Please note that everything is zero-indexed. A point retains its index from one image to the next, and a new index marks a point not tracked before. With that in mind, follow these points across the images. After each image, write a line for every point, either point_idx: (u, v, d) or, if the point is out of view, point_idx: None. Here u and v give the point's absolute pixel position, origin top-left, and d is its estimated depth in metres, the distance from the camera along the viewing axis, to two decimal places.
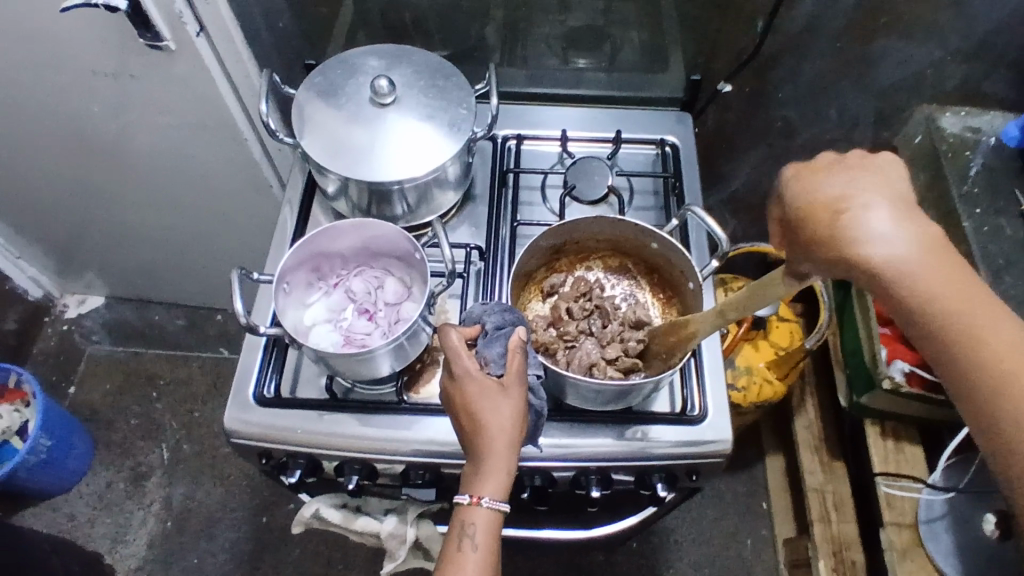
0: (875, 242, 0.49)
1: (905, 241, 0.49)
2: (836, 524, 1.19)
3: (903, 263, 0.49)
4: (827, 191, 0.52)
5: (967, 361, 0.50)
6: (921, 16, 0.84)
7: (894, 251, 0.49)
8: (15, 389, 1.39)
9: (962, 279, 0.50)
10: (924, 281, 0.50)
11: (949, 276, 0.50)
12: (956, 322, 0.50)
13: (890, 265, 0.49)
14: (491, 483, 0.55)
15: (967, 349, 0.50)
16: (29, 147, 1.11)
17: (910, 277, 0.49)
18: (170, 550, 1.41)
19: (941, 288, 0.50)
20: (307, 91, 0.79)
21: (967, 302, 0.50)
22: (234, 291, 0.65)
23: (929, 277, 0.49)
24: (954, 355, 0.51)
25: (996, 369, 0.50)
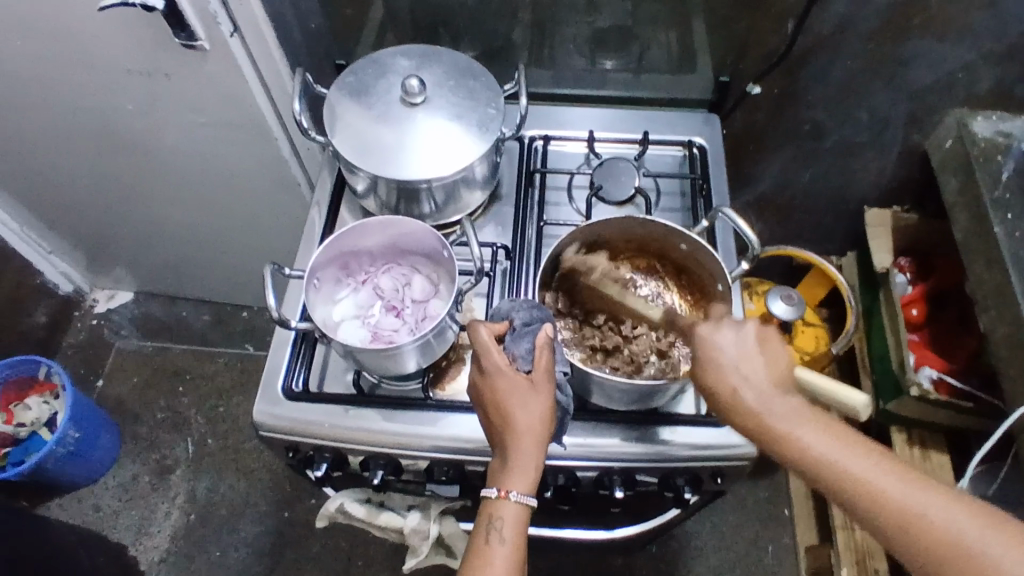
0: (769, 411, 0.57)
1: (786, 413, 0.57)
2: (860, 532, 1.18)
3: (792, 430, 0.56)
4: (724, 371, 0.59)
5: (887, 522, 0.52)
6: (954, 15, 0.84)
7: (787, 421, 0.57)
8: (45, 381, 1.43)
9: (853, 441, 0.55)
10: (816, 447, 0.55)
11: (834, 440, 0.55)
12: (860, 484, 0.53)
13: (782, 433, 0.57)
14: (519, 479, 0.56)
15: (884, 511, 0.52)
16: (66, 144, 1.14)
17: (802, 443, 0.56)
18: (193, 542, 1.43)
19: (834, 453, 0.55)
20: (339, 90, 0.80)
21: (863, 458, 0.54)
22: (266, 284, 0.66)
23: (823, 443, 0.55)
24: (872, 519, 0.53)
25: (915, 528, 0.51)
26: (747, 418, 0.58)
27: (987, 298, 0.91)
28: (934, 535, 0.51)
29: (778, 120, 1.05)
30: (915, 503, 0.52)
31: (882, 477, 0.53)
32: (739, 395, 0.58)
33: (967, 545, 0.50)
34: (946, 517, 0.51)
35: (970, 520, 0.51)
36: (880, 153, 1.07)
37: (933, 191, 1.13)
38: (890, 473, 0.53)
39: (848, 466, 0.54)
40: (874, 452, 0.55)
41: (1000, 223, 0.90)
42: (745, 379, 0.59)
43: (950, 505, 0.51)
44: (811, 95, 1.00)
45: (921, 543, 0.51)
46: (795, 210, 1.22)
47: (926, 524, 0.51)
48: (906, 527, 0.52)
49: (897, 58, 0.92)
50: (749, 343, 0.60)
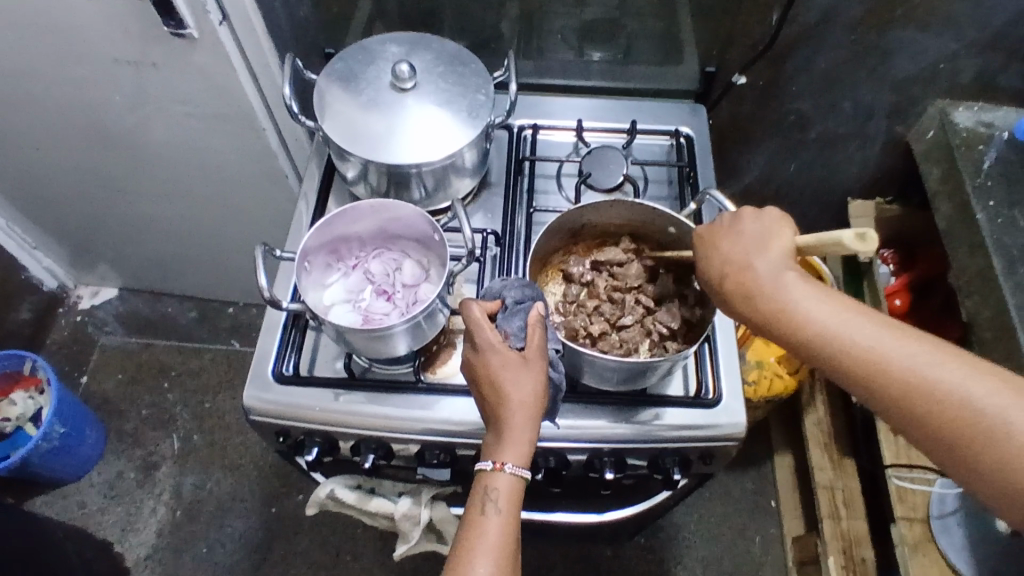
0: (769, 287, 0.58)
1: (798, 286, 0.58)
2: (846, 520, 1.19)
3: (799, 302, 0.57)
4: (730, 255, 0.62)
5: (895, 391, 0.54)
6: (935, 6, 0.86)
7: (793, 292, 0.58)
8: (30, 376, 1.41)
9: (866, 315, 0.56)
10: (821, 318, 0.56)
11: (845, 312, 0.57)
12: (864, 352, 0.55)
13: (786, 306, 0.58)
14: (513, 451, 0.56)
15: (892, 380, 0.54)
16: (51, 135, 1.13)
17: (809, 316, 0.57)
18: (181, 538, 1.41)
19: (847, 326, 0.56)
20: (328, 77, 0.80)
21: (875, 331, 0.55)
22: (257, 266, 0.66)
23: (833, 317, 0.56)
24: (881, 390, 0.54)
25: (921, 396, 0.53)
26: (751, 298, 0.59)
27: (969, 283, 0.93)
28: (941, 399, 0.52)
29: (763, 112, 1.07)
30: (928, 370, 0.53)
31: (896, 347, 0.54)
32: (748, 272, 0.60)
33: (975, 409, 0.51)
34: (959, 383, 0.52)
35: (984, 385, 0.52)
36: (863, 145, 1.09)
37: (915, 182, 1.15)
38: (903, 342, 0.55)
39: (862, 338, 0.55)
40: (888, 324, 0.56)
41: (982, 210, 0.92)
42: (750, 260, 0.60)
43: (963, 372, 0.52)
44: (796, 86, 1.01)
45: (931, 411, 0.52)
46: (780, 202, 1.24)
47: (936, 390, 0.52)
48: (920, 395, 0.53)
49: (880, 49, 0.93)
50: (755, 229, 0.62)
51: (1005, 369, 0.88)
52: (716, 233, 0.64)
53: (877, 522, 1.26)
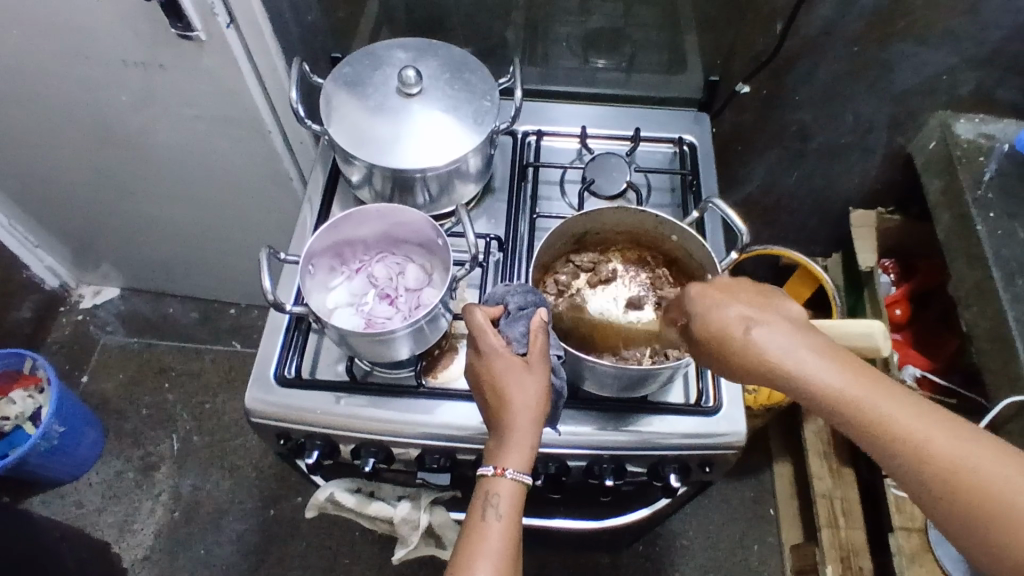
0: (773, 352, 0.52)
1: (802, 352, 0.51)
2: (845, 529, 1.19)
3: (806, 370, 0.51)
4: (725, 314, 0.55)
5: (915, 472, 0.48)
6: (937, 19, 0.86)
7: (797, 360, 0.51)
8: (30, 375, 1.41)
9: (879, 384, 0.50)
10: (832, 387, 0.50)
11: (859, 380, 0.50)
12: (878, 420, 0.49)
13: (790, 372, 0.51)
14: (515, 456, 0.57)
15: (912, 459, 0.48)
16: (56, 135, 1.13)
17: (819, 384, 0.50)
18: (178, 540, 1.41)
19: (862, 397, 0.49)
20: (335, 81, 0.81)
21: (892, 404, 0.49)
22: (262, 268, 0.66)
23: (847, 385, 0.50)
24: (898, 468, 0.49)
25: (944, 478, 0.47)
26: (753, 362, 0.53)
27: (969, 294, 0.94)
28: (964, 483, 0.47)
29: (766, 122, 1.07)
30: (951, 450, 0.47)
31: (914, 421, 0.48)
32: (747, 337, 0.53)
33: (1006, 496, 0.45)
34: (986, 466, 0.46)
35: (1011, 469, 0.46)
36: (865, 155, 1.09)
37: (916, 193, 1.15)
38: (922, 418, 0.48)
39: (877, 412, 0.49)
40: (903, 395, 0.49)
41: (982, 222, 0.92)
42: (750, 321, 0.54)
43: (989, 453, 0.47)
44: (798, 96, 1.02)
45: (953, 495, 0.47)
46: (781, 211, 1.24)
47: (961, 472, 0.47)
48: (945, 479, 0.47)
49: (882, 61, 0.94)
50: (750, 293, 0.56)
51: (1003, 380, 0.88)
52: (706, 292, 0.57)
53: (875, 533, 1.25)
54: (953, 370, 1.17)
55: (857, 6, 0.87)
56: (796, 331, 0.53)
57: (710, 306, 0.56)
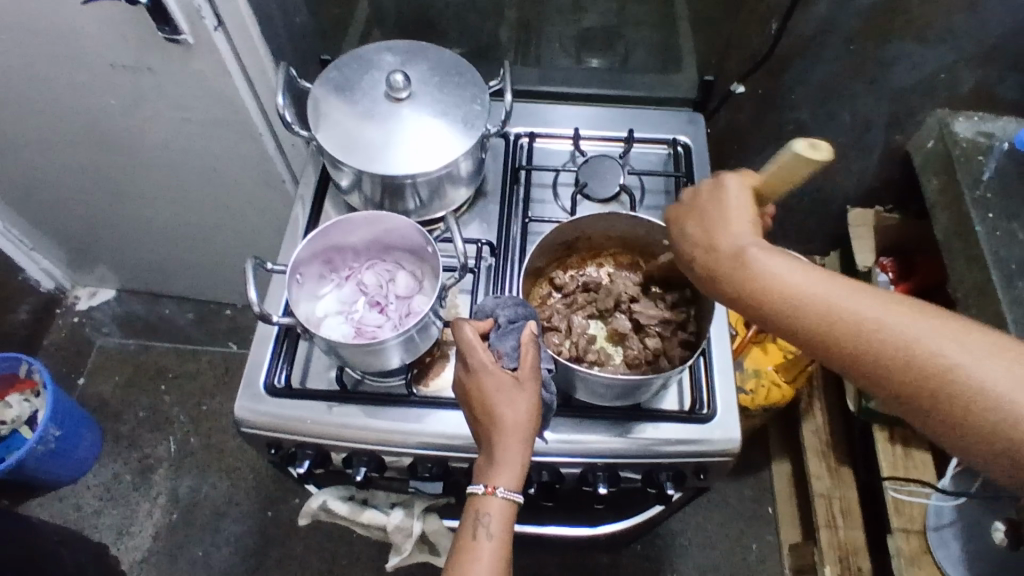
0: (740, 263, 0.53)
1: (767, 258, 0.52)
2: (843, 530, 1.19)
3: (776, 277, 0.51)
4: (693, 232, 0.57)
5: (884, 367, 0.48)
6: (935, 16, 0.85)
7: (761, 262, 0.52)
8: (26, 378, 1.40)
9: (850, 286, 0.50)
10: (801, 294, 0.51)
11: (816, 276, 0.51)
12: (836, 312, 0.49)
13: (761, 280, 0.52)
14: (506, 474, 0.56)
15: (884, 356, 0.48)
16: (46, 139, 1.12)
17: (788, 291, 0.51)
18: (176, 542, 1.41)
19: (820, 289, 0.50)
20: (323, 85, 0.79)
21: (849, 295, 0.50)
22: (248, 280, 0.66)
23: (816, 291, 0.50)
24: (872, 365, 0.49)
25: (913, 370, 0.47)
26: (720, 274, 0.55)
27: (968, 295, 0.93)
28: (935, 373, 0.46)
29: (763, 120, 1.06)
30: (925, 344, 0.47)
31: (886, 317, 0.48)
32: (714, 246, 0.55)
33: (975, 384, 0.45)
34: (958, 353, 0.46)
35: (983, 356, 0.46)
36: (863, 154, 1.08)
37: (915, 191, 1.14)
38: (895, 312, 0.48)
39: (835, 302, 0.50)
40: (876, 294, 0.49)
41: (981, 222, 0.91)
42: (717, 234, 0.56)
43: (960, 340, 0.47)
44: (795, 95, 1.01)
45: (921, 385, 0.47)
46: (779, 210, 1.23)
47: (933, 363, 0.47)
48: (903, 362, 0.47)
49: (880, 59, 0.92)
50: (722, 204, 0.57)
51: None
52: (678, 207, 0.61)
53: (874, 532, 1.25)
54: None
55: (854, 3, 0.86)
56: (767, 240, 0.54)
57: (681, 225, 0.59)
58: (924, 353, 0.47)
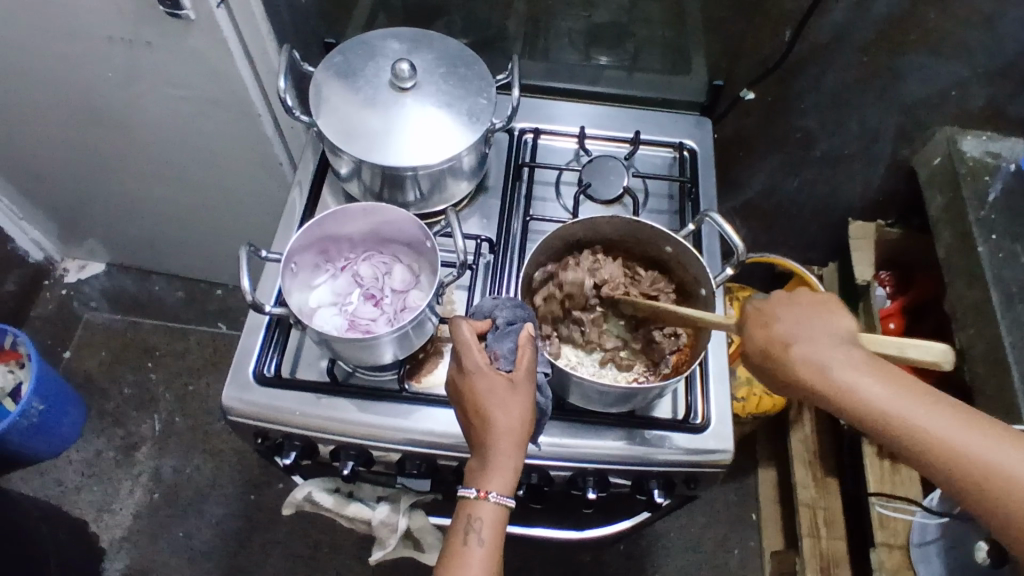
0: (830, 373, 0.54)
1: (855, 371, 0.54)
2: (826, 540, 1.19)
3: (865, 394, 0.53)
4: (776, 327, 0.57)
5: (952, 474, 0.52)
6: (950, 33, 0.84)
7: (848, 376, 0.53)
8: (10, 350, 1.38)
9: (924, 398, 0.53)
10: (886, 408, 0.52)
11: (897, 388, 0.53)
12: (909, 426, 0.52)
13: (848, 393, 0.53)
14: (498, 479, 0.55)
15: (962, 470, 0.51)
16: (39, 108, 1.09)
17: (878, 406, 0.53)
18: (157, 521, 1.40)
19: (899, 406, 0.52)
20: (326, 70, 0.78)
21: (919, 405, 0.52)
22: (241, 267, 0.64)
23: (898, 406, 0.52)
24: (929, 467, 0.52)
25: (986, 481, 0.51)
26: (803, 378, 0.55)
27: (964, 314, 0.94)
28: (1008, 485, 0.50)
29: (770, 127, 1.05)
30: (993, 459, 0.51)
31: (954, 430, 0.52)
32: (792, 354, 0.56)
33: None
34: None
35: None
36: (868, 166, 1.07)
37: (917, 206, 1.14)
38: (967, 427, 0.52)
39: (909, 416, 0.52)
40: (945, 406, 0.53)
41: (984, 244, 0.92)
42: (804, 337, 0.56)
43: (1004, 445, 0.51)
44: (804, 104, 0.99)
45: (997, 494, 0.51)
46: (780, 217, 1.22)
47: (1002, 477, 0.51)
48: (965, 472, 0.51)
49: (892, 72, 0.91)
50: (807, 302, 0.58)
51: (996, 405, 0.87)
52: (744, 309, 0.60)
53: (856, 543, 1.25)
54: (944, 387, 1.16)
55: (870, 14, 0.85)
56: (848, 350, 0.55)
57: (755, 322, 0.59)
58: (984, 466, 0.51)
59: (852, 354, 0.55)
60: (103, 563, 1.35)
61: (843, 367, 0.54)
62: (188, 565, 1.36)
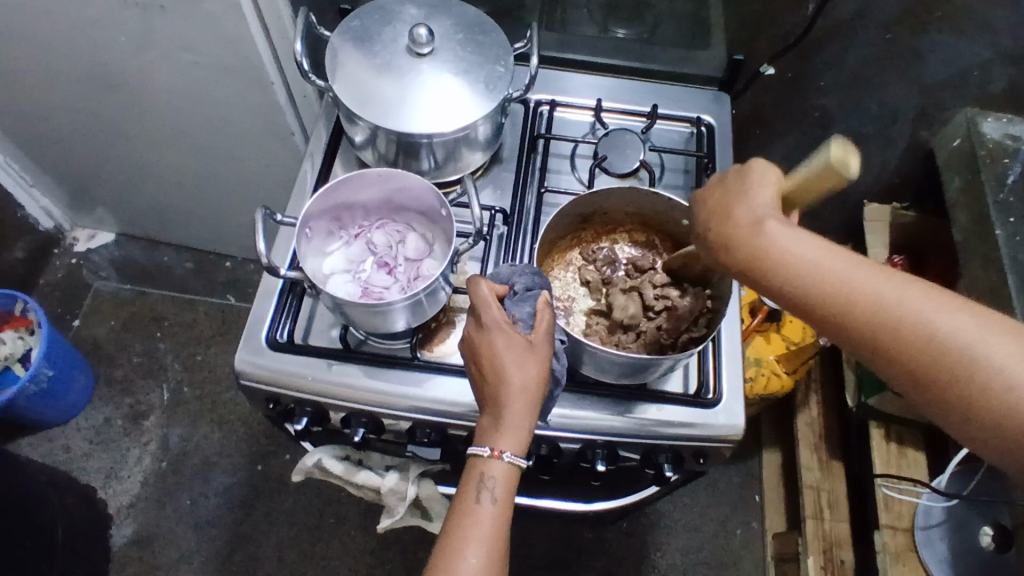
0: (759, 237, 0.51)
1: (778, 233, 0.51)
2: (830, 522, 1.19)
3: (788, 248, 0.50)
4: (713, 201, 0.56)
5: (898, 348, 0.48)
6: (977, 11, 0.82)
7: (788, 240, 0.51)
8: (20, 316, 1.39)
9: (846, 258, 0.50)
10: (806, 264, 0.50)
11: (836, 256, 0.50)
12: (846, 293, 0.49)
13: (776, 253, 0.51)
14: (512, 438, 0.55)
15: (891, 328, 0.48)
16: (50, 73, 1.09)
17: (801, 263, 0.50)
18: (164, 489, 1.41)
19: (837, 269, 0.50)
20: (343, 35, 0.77)
21: (860, 270, 0.50)
22: (257, 230, 0.64)
23: (830, 265, 0.50)
24: (869, 339, 0.49)
25: (910, 340, 0.48)
26: (738, 246, 0.53)
27: (980, 298, 0.93)
28: (937, 346, 0.47)
29: (788, 105, 1.03)
30: (927, 319, 0.48)
31: (901, 298, 0.48)
32: (731, 221, 0.53)
33: (976, 357, 0.46)
34: (955, 327, 0.47)
35: (995, 335, 0.47)
36: (885, 146, 1.06)
37: (932, 189, 1.13)
38: (916, 296, 0.48)
39: (847, 279, 0.49)
40: (873, 264, 0.50)
41: (1002, 227, 0.92)
42: (732, 204, 0.54)
43: (957, 315, 0.48)
44: (824, 81, 0.98)
45: (927, 360, 0.48)
46: None
47: (937, 338, 0.47)
48: (905, 344, 0.48)
49: (914, 51, 0.89)
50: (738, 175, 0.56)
51: None
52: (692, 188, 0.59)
53: (858, 525, 1.26)
54: None
55: None
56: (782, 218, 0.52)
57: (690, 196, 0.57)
58: (931, 337, 0.47)
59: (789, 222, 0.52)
60: (111, 528, 1.37)
61: (779, 228, 0.51)
62: (195, 533, 1.38)
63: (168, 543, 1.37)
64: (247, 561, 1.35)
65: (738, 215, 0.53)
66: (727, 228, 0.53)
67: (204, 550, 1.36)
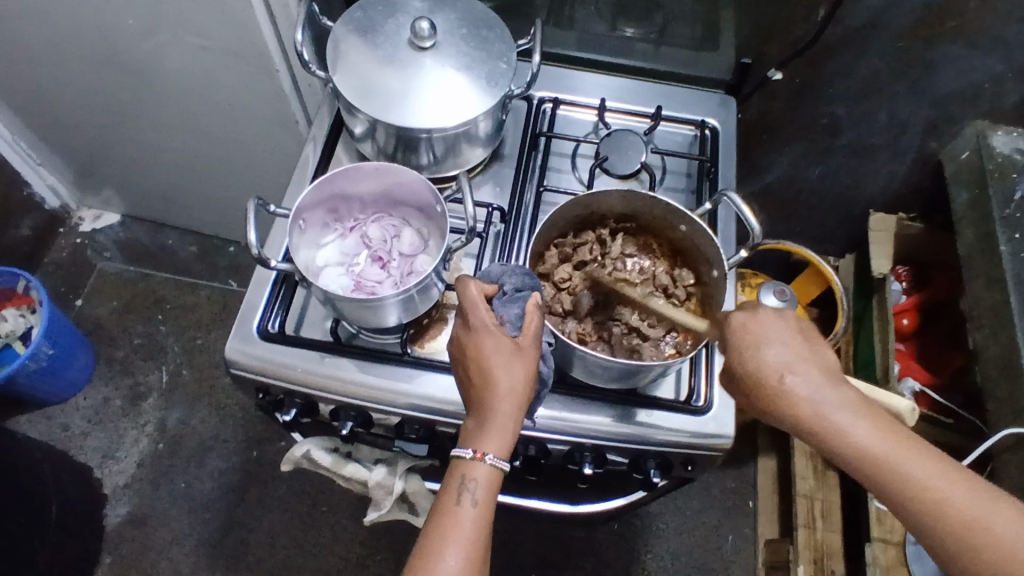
0: (817, 403, 0.56)
1: (845, 410, 0.56)
2: (822, 532, 1.19)
3: (846, 427, 0.55)
4: (769, 357, 0.58)
5: (945, 528, 0.52)
6: (988, 23, 0.81)
7: (839, 416, 0.56)
8: (23, 294, 1.40)
9: (911, 443, 0.55)
10: (867, 444, 0.54)
11: (889, 437, 0.55)
12: (892, 470, 0.54)
13: (832, 428, 0.55)
14: (495, 441, 0.55)
15: (929, 504, 0.53)
16: (58, 53, 1.09)
17: (853, 436, 0.55)
18: (160, 471, 1.42)
19: (888, 450, 0.54)
20: (345, 25, 0.76)
21: (909, 454, 0.54)
22: (249, 221, 0.63)
23: (878, 442, 0.54)
24: (915, 514, 0.53)
25: (956, 531, 0.52)
26: (797, 411, 0.57)
27: (981, 317, 0.92)
28: (979, 533, 0.52)
29: (796, 112, 1.02)
30: (963, 503, 0.52)
31: (945, 484, 0.53)
32: (782, 384, 0.58)
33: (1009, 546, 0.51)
34: (1004, 527, 0.51)
35: None
36: (893, 157, 1.04)
37: (940, 200, 1.12)
38: (958, 484, 0.53)
39: (897, 463, 0.54)
40: (921, 449, 0.54)
41: (1007, 242, 0.91)
42: (792, 368, 0.58)
43: (997, 508, 0.52)
44: (833, 88, 0.97)
45: (957, 538, 0.52)
46: (799, 204, 1.20)
47: (974, 524, 0.52)
48: (952, 526, 0.52)
49: (925, 60, 0.88)
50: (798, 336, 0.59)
51: (1006, 407, 0.87)
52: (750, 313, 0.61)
53: (851, 536, 1.25)
54: (954, 386, 1.15)
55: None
56: (837, 387, 0.57)
57: (749, 345, 0.59)
58: (970, 522, 0.52)
59: (848, 402, 0.56)
60: (105, 509, 1.38)
61: (834, 407, 0.56)
62: (189, 515, 1.38)
63: (162, 525, 1.38)
64: (238, 546, 1.36)
65: (790, 383, 0.57)
66: (783, 392, 0.57)
67: (196, 534, 1.37)
